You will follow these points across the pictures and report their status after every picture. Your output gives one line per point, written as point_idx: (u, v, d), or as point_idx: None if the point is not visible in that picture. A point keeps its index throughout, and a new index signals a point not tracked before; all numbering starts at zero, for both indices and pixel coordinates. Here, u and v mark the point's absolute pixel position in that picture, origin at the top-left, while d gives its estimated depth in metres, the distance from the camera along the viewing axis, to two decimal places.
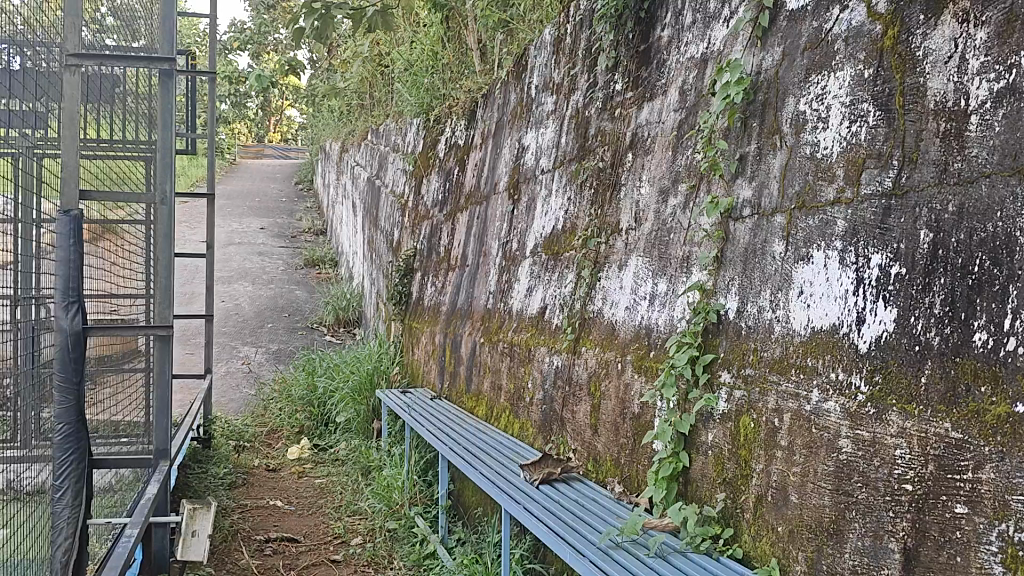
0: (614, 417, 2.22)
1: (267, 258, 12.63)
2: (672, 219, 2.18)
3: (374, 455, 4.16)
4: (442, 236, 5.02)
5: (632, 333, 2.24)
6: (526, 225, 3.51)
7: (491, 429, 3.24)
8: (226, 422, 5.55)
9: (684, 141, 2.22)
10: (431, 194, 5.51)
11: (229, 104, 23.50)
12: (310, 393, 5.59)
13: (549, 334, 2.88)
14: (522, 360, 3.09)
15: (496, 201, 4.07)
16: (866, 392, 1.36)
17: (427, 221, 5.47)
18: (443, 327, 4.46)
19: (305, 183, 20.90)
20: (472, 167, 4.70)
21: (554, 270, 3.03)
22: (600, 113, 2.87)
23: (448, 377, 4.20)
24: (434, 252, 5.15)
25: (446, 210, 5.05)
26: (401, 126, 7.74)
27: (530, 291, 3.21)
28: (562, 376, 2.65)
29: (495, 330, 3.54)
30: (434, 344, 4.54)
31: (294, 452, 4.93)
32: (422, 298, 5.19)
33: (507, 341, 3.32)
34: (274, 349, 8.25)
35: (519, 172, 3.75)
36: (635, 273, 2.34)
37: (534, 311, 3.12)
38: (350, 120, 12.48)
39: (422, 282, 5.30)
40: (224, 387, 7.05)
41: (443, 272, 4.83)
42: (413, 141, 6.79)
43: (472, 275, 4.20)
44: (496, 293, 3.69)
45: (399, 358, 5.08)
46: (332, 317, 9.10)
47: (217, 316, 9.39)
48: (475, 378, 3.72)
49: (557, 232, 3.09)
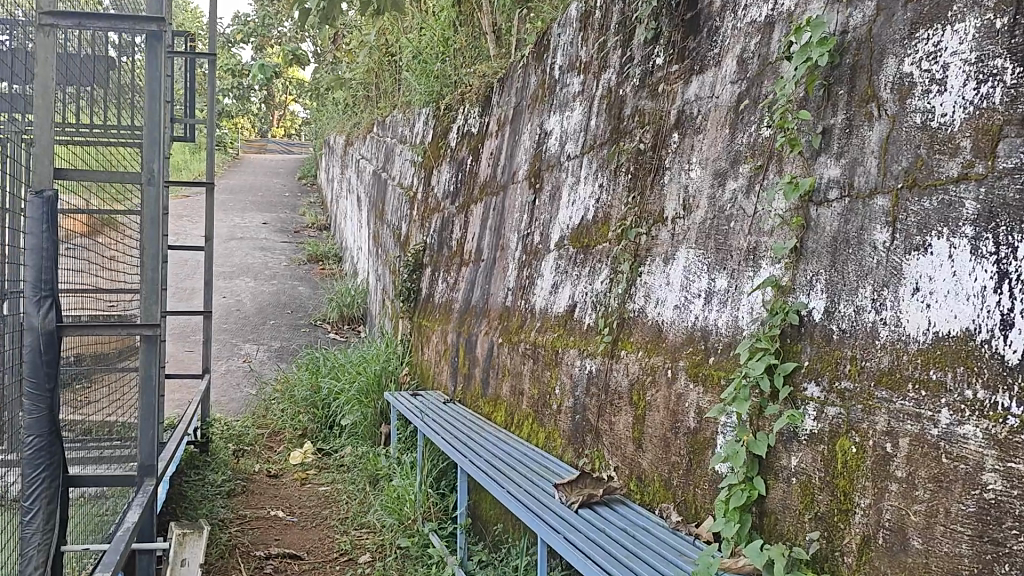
0: (663, 433, 1.94)
1: (269, 253, 12.36)
2: (731, 206, 1.90)
3: (382, 463, 3.89)
4: (455, 229, 4.74)
5: (683, 336, 1.96)
6: (549, 217, 3.23)
7: (512, 437, 2.96)
8: (225, 424, 5.27)
9: (744, 117, 1.93)
10: (442, 185, 5.23)
11: (231, 97, 23.23)
12: (313, 393, 5.32)
13: (579, 336, 2.60)
14: (548, 363, 2.82)
15: (514, 192, 3.79)
16: (1018, 415, 1.09)
17: (437, 214, 5.19)
18: (455, 326, 4.18)
19: (308, 178, 20.62)
20: (486, 156, 4.41)
21: (583, 264, 2.75)
22: (638, 91, 2.59)
23: (462, 379, 3.92)
24: (445, 246, 4.87)
25: (458, 202, 4.77)
26: (409, 116, 7.46)
27: (556, 288, 2.93)
28: (595, 384, 2.37)
29: (515, 329, 3.26)
30: (446, 344, 4.27)
31: (297, 457, 4.66)
32: (432, 296, 4.91)
33: (529, 342, 3.04)
34: (276, 346, 7.99)
35: (540, 159, 3.47)
36: (684, 267, 2.05)
37: (560, 310, 2.84)
38: (355, 112, 12.20)
39: (432, 278, 5.03)
40: (223, 387, 6.77)
41: (455, 267, 4.55)
42: (422, 131, 6.50)
43: (488, 271, 3.93)
44: (515, 289, 3.42)
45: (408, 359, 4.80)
46: (336, 314, 8.83)
47: (217, 312, 9.12)
48: (493, 382, 3.44)
49: (586, 223, 2.81)
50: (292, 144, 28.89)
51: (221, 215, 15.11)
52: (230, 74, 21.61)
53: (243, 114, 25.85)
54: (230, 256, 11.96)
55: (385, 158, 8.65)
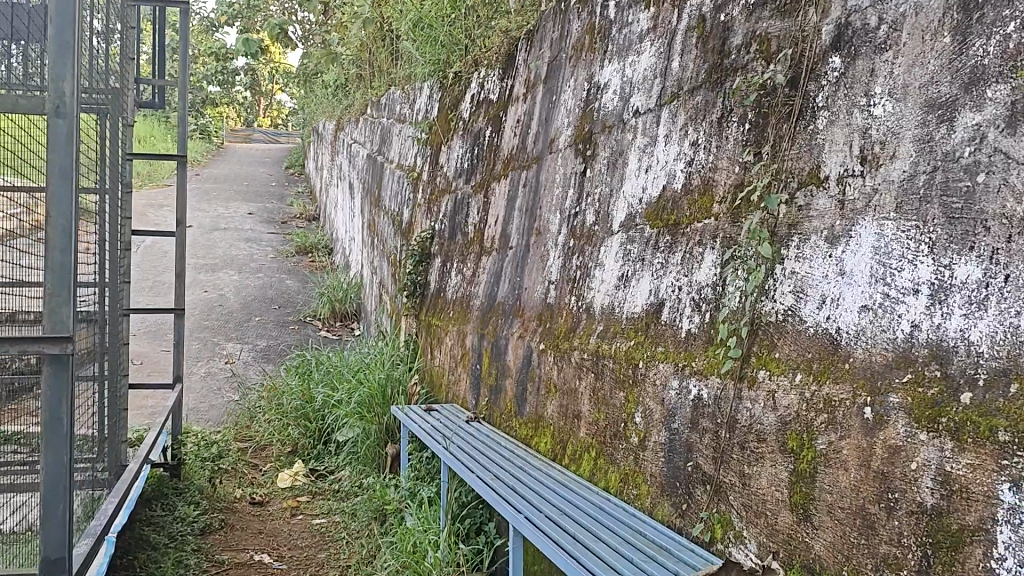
0: (858, 506, 1.26)
1: (255, 245, 11.60)
2: (979, 151, 1.22)
3: (391, 495, 3.19)
4: (471, 213, 4.02)
5: (892, 354, 1.27)
6: (608, 189, 2.52)
7: (567, 474, 2.28)
8: (202, 438, 4.54)
9: (989, 14, 1.25)
10: (454, 163, 4.52)
11: (216, 84, 22.44)
12: (303, 403, 4.59)
13: (671, 346, 1.90)
14: (619, 380, 2.12)
15: (551, 162, 3.08)
16: None
17: (447, 196, 4.48)
18: (477, 327, 3.48)
19: (296, 168, 19.82)
20: (510, 126, 3.70)
21: (669, 248, 2.05)
22: (754, 11, 1.89)
23: (487, 393, 3.22)
24: (459, 232, 4.16)
25: (476, 181, 4.05)
26: (410, 91, 6.73)
27: (626, 281, 2.23)
28: (707, 416, 1.68)
29: (565, 334, 2.55)
30: (465, 348, 3.56)
31: (286, 480, 3.95)
32: (443, 291, 4.20)
33: (587, 353, 2.33)
34: (263, 346, 7.27)
35: (591, 120, 2.76)
36: (876, 246, 1.36)
37: (634, 311, 2.14)
38: (347, 95, 11.44)
39: (442, 271, 4.32)
40: (202, 393, 6.03)
41: (473, 257, 3.84)
42: (426, 106, 5.78)
43: (519, 260, 3.22)
44: (562, 283, 2.71)
45: (415, 364, 4.10)
46: (327, 309, 8.10)
47: (198, 309, 8.37)
48: (532, 400, 2.74)
49: (671, 194, 2.11)
50: (280, 134, 28.07)
51: (205, 205, 14.33)
52: (214, 59, 20.78)
53: (230, 102, 25.02)
54: (213, 248, 11.19)
55: (382, 140, 7.92)
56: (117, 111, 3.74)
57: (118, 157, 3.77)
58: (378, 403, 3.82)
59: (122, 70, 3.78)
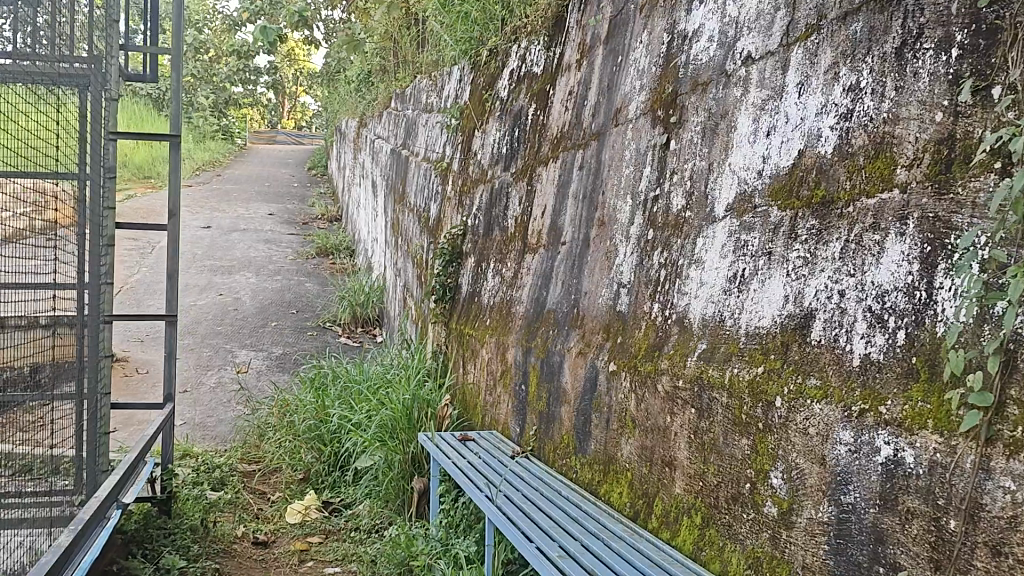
0: None
1: (274, 246, 11.09)
2: None
3: (418, 546, 2.61)
4: (511, 204, 3.43)
5: None
6: (703, 164, 1.92)
7: (660, 544, 1.69)
8: (203, 461, 3.97)
9: None
10: (489, 149, 3.93)
11: (237, 84, 22.05)
12: (318, 419, 3.99)
13: (833, 379, 1.30)
14: (735, 422, 1.53)
15: (617, 137, 2.47)
16: None
17: (482, 185, 3.90)
18: (521, 338, 2.89)
19: (318, 169, 19.35)
20: (560, 99, 3.10)
21: (815, 238, 1.45)
22: None
23: (535, 421, 2.63)
24: (496, 227, 3.58)
25: (517, 167, 3.46)
26: (437, 78, 6.14)
27: (741, 283, 1.63)
28: (915, 495, 1.12)
29: (645, 353, 1.96)
30: (506, 364, 2.98)
31: (295, 516, 3.37)
32: (478, 295, 3.61)
33: (683, 380, 1.73)
34: (277, 354, 6.73)
35: (673, 79, 2.16)
36: None
37: (757, 325, 1.54)
38: (370, 90, 10.88)
39: (477, 272, 3.72)
40: (210, 408, 5.48)
41: (515, 256, 3.25)
42: (456, 90, 5.19)
43: (574, 259, 2.62)
44: (638, 286, 2.11)
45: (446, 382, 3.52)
46: (347, 315, 7.55)
47: (211, 313, 7.84)
48: (597, 436, 2.14)
49: (813, 161, 1.52)
50: (303, 136, 27.70)
51: (224, 206, 13.85)
52: (236, 58, 20.35)
53: (254, 103, 24.64)
54: (229, 250, 10.68)
55: (407, 133, 7.33)
56: (97, 84, 3.17)
57: (100, 138, 3.20)
58: (402, 428, 3.18)
59: (106, 33, 3.22)
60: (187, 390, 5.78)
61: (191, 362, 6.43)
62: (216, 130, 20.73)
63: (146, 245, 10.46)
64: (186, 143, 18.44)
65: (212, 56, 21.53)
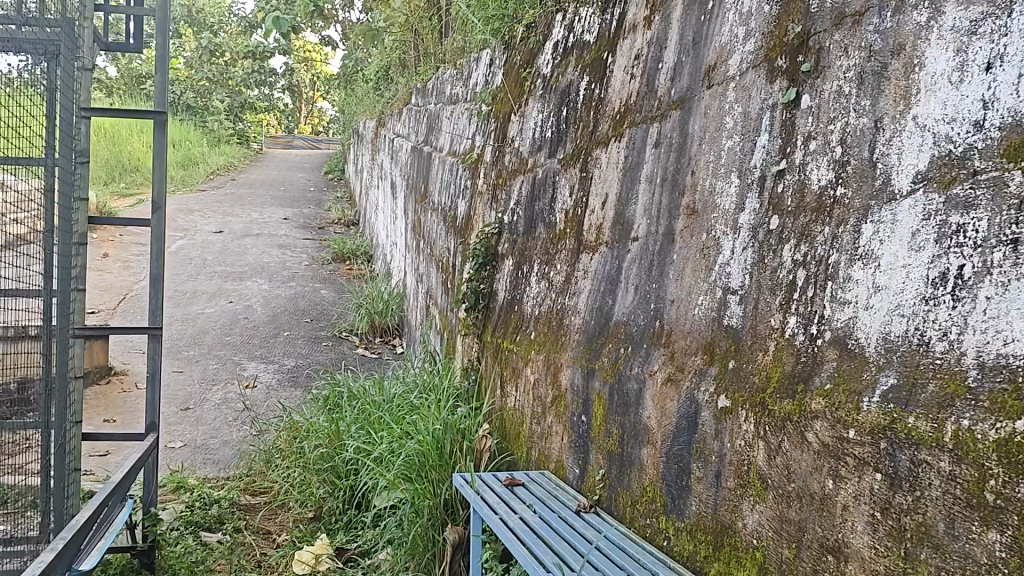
0: None
1: (289, 252, 10.60)
2: None
3: None
4: (560, 195, 2.89)
5: None
6: (864, 123, 1.38)
7: None
8: (201, 496, 3.49)
9: None
10: (529, 134, 3.40)
11: (253, 88, 21.65)
12: (332, 447, 3.46)
13: None
14: (968, 504, 1.03)
15: (710, 101, 1.93)
16: None
17: (522, 175, 3.36)
18: (579, 356, 2.35)
19: (335, 173, 18.89)
20: (622, 67, 2.55)
21: None
22: None
23: (603, 462, 2.09)
24: (541, 223, 3.04)
25: (566, 151, 2.93)
26: (464, 66, 5.61)
27: (959, 288, 1.10)
28: None
29: (777, 387, 1.42)
30: (560, 387, 2.44)
31: (303, 565, 2.85)
32: (520, 302, 3.08)
33: (855, 430, 1.21)
34: (289, 366, 6.22)
35: (801, 15, 1.61)
36: None
37: (1001, 354, 1.02)
38: (390, 87, 10.37)
39: (517, 277, 3.19)
40: (214, 428, 4.96)
41: (566, 256, 2.71)
42: (487, 75, 4.66)
43: (651, 258, 2.07)
44: (757, 293, 1.56)
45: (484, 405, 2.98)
46: (365, 324, 7.03)
47: (219, 322, 7.34)
48: (699, 494, 1.60)
49: None
50: (320, 140, 27.29)
51: (238, 210, 13.39)
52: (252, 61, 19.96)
53: (270, 108, 24.25)
54: (243, 255, 10.21)
55: (429, 128, 6.80)
56: (72, 55, 2.66)
57: (72, 116, 2.68)
58: (432, 465, 2.64)
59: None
60: (190, 408, 5.28)
61: (197, 376, 5.93)
62: (232, 135, 20.33)
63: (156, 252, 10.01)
64: (201, 148, 18.04)
65: (229, 59, 21.17)
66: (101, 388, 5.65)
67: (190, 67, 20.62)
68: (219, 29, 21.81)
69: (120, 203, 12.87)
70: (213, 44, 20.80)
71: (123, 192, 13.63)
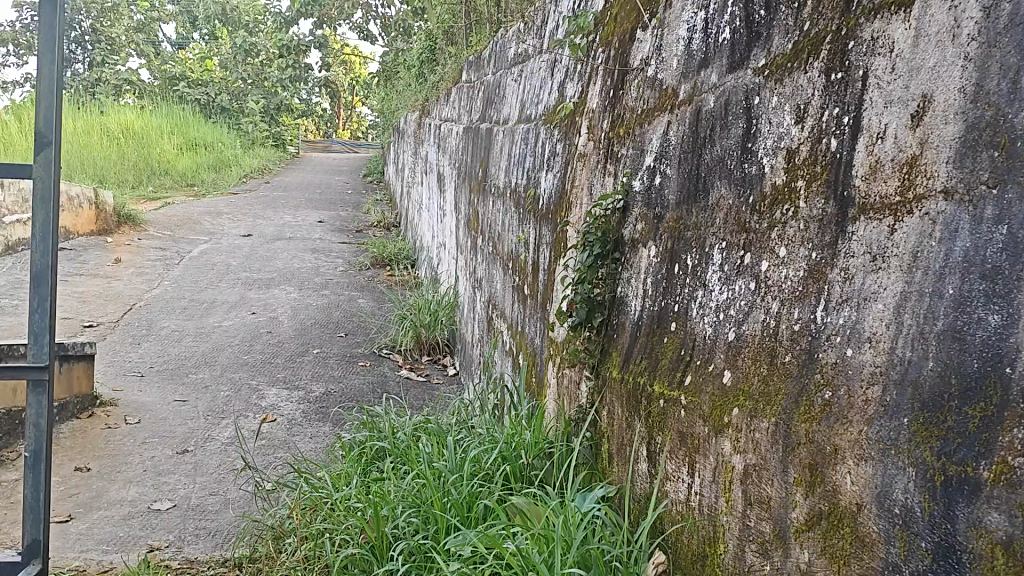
0: None
1: (323, 257, 9.42)
2: None
3: None
4: (769, 121, 1.60)
5: None
6: None
7: None
8: None
9: None
10: (679, 48, 2.12)
11: (289, 88, 20.67)
12: (369, 551, 2.28)
13: None
14: None
15: None
16: None
17: (671, 112, 2.08)
18: (897, 443, 1.10)
19: (375, 175, 17.76)
20: None
21: None
22: None
23: None
24: (722, 177, 1.76)
25: (777, 46, 1.64)
26: (536, 9, 4.36)
27: None
28: None
29: None
30: (838, 498, 1.20)
31: None
32: (683, 314, 1.80)
33: None
34: (318, 393, 5.00)
35: None
36: None
37: None
38: (435, 69, 9.15)
39: (672, 273, 1.92)
40: (214, 482, 3.74)
41: (802, 230, 1.42)
42: (577, 3, 3.38)
43: None
44: None
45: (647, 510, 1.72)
46: (410, 339, 5.79)
47: (238, 337, 6.15)
48: None
49: None
50: (358, 145, 26.24)
51: (270, 213, 12.27)
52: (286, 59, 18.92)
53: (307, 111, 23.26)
54: (271, 261, 9.05)
55: (487, 101, 5.56)
56: None
57: None
58: None
59: None
60: (189, 452, 4.07)
61: (203, 406, 4.73)
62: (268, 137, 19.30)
63: (174, 257, 8.86)
64: (234, 151, 17.04)
65: (265, 58, 20.11)
66: (82, 422, 4.38)
67: (225, 66, 19.59)
68: (254, 28, 20.83)
69: (144, 205, 11.81)
70: (248, 42, 19.80)
71: (147, 194, 12.57)
